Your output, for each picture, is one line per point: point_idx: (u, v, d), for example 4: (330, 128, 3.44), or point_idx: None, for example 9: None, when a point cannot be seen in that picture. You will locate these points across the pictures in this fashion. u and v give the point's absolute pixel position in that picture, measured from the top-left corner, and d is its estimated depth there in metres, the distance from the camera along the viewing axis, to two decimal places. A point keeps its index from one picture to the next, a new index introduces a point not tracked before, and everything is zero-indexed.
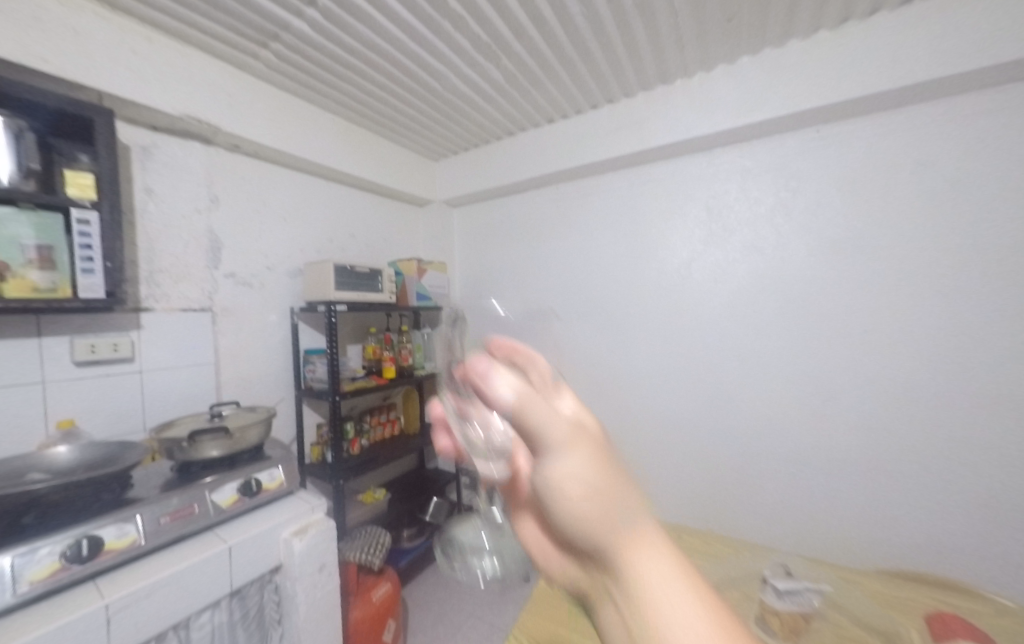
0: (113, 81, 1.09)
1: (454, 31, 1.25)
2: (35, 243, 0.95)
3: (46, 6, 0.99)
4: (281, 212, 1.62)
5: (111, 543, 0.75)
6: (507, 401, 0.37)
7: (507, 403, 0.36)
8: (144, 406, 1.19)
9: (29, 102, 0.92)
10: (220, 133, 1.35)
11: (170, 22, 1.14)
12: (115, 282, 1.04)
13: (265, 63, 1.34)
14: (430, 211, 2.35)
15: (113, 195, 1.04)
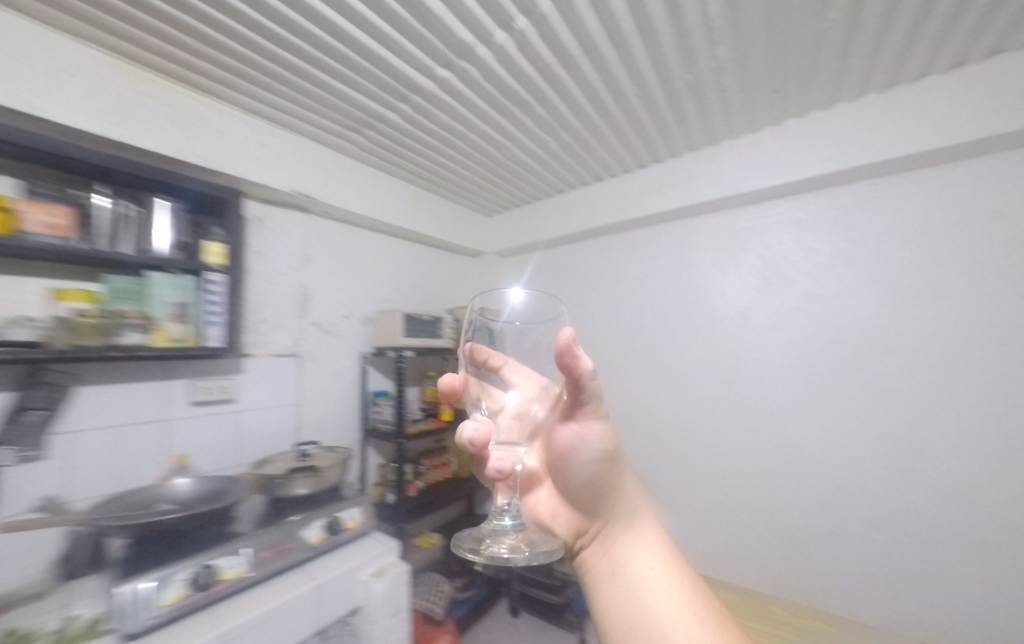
0: (244, 168, 1.33)
1: (521, 113, 1.41)
2: (177, 301, 1.12)
3: (205, 115, 1.25)
4: (358, 267, 1.80)
5: (223, 573, 0.82)
6: (584, 363, 0.46)
7: (585, 364, 0.46)
8: (241, 443, 1.31)
9: (186, 189, 1.14)
10: (317, 203, 1.56)
11: (290, 120, 1.39)
12: (231, 334, 1.21)
13: (356, 145, 1.57)
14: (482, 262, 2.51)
15: (237, 261, 1.23)
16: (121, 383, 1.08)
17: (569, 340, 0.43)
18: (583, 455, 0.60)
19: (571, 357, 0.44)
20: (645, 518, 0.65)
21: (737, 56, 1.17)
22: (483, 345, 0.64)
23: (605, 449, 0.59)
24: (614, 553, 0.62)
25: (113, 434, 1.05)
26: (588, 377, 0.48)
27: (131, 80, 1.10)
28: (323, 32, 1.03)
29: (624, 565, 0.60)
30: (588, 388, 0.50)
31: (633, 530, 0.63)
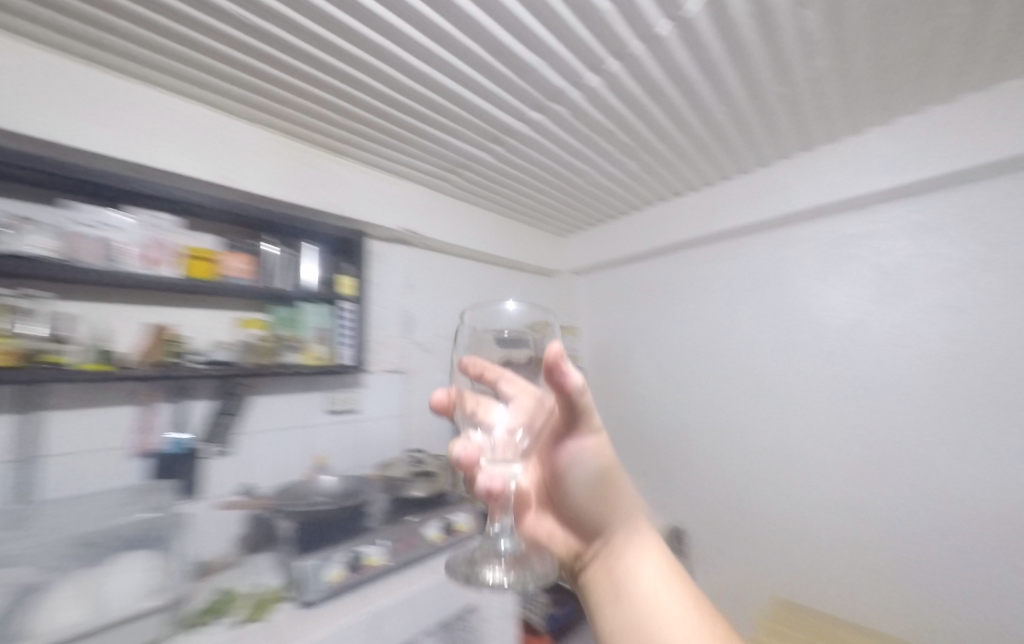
0: (366, 211, 1.55)
1: (604, 142, 1.48)
2: (319, 327, 1.35)
3: (336, 169, 1.47)
4: (449, 291, 1.98)
5: (368, 560, 0.95)
6: (571, 375, 0.42)
7: (572, 375, 0.42)
8: (361, 448, 1.50)
9: (328, 234, 1.38)
10: (418, 237, 1.76)
11: (400, 168, 1.59)
12: (358, 353, 1.41)
13: (451, 184, 1.76)
14: (558, 281, 2.59)
15: (363, 292, 1.45)
16: (279, 394, 1.31)
17: (556, 355, 0.41)
18: (580, 469, 0.57)
19: (560, 376, 0.42)
20: (651, 537, 0.59)
21: (839, 65, 1.13)
22: (479, 356, 0.49)
23: (603, 463, 0.56)
24: (616, 573, 0.56)
25: (274, 436, 1.28)
26: (576, 386, 0.44)
27: (288, 151, 1.35)
28: (437, 98, 1.20)
29: (626, 585, 0.54)
30: (579, 405, 0.47)
31: (640, 548, 0.57)
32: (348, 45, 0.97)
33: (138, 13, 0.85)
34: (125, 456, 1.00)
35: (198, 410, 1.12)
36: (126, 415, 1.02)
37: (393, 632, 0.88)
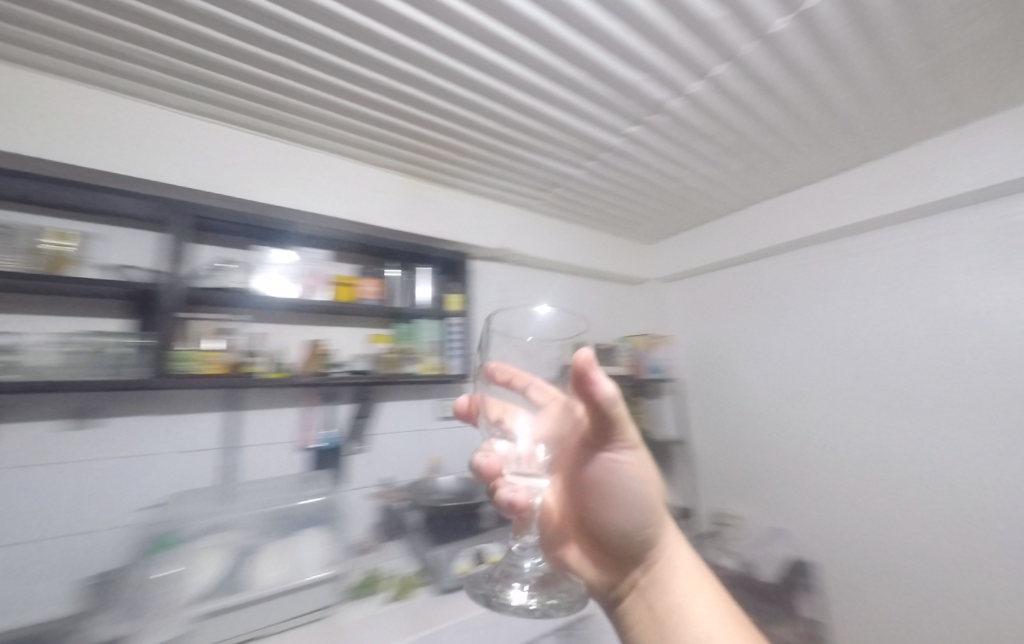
0: (469, 234, 1.65)
1: (704, 142, 1.40)
2: (433, 340, 1.49)
3: (443, 200, 1.60)
4: (540, 304, 2.01)
5: (490, 557, 1.03)
6: (607, 388, 0.38)
7: (608, 389, 0.38)
8: (468, 452, 1.60)
9: (439, 258, 1.53)
10: (512, 255, 1.82)
11: (497, 192, 1.67)
12: (466, 364, 1.51)
13: (543, 201, 1.78)
14: (647, 289, 2.49)
15: (469, 307, 1.57)
16: (397, 402, 1.46)
17: (587, 361, 0.35)
18: (619, 488, 0.50)
19: (591, 384, 0.37)
20: (688, 560, 0.53)
21: (1011, 19, 0.94)
22: (506, 362, 0.56)
23: (646, 478, 0.50)
24: (664, 611, 0.48)
25: (398, 437, 1.44)
26: (612, 401, 0.39)
27: (404, 188, 1.50)
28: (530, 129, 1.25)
29: (677, 624, 0.47)
30: (613, 417, 0.41)
31: (684, 580, 0.51)
32: (452, 85, 1.06)
33: (297, 88, 1.04)
34: (293, 451, 1.22)
35: (343, 412, 1.33)
36: (293, 415, 1.24)
37: (519, 628, 0.93)
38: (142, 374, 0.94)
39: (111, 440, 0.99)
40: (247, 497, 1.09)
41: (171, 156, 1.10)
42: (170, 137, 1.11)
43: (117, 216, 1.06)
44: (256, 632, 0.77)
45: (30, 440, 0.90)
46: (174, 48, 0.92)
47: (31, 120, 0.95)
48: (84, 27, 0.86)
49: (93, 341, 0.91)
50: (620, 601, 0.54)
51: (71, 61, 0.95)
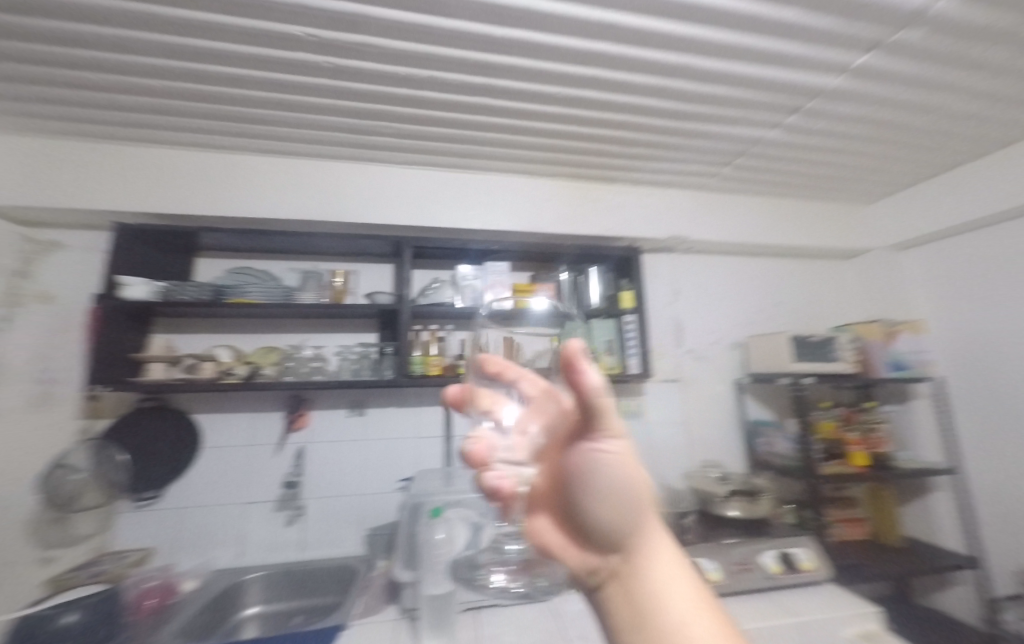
0: (637, 228, 1.51)
1: (983, 46, 0.95)
2: (607, 339, 1.45)
3: (609, 197, 1.51)
4: (721, 292, 1.74)
5: (707, 574, 0.89)
6: (596, 380, 0.43)
7: (598, 381, 0.43)
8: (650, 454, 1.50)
9: (610, 256, 1.49)
10: (685, 242, 1.61)
11: (665, 177, 1.49)
12: (645, 362, 1.41)
13: (722, 177, 1.51)
14: (871, 260, 1.88)
15: (642, 303, 1.47)
16: None
17: (576, 351, 0.42)
18: (598, 475, 0.48)
19: (578, 371, 0.42)
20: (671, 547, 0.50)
21: None
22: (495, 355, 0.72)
23: (625, 461, 0.49)
24: (641, 604, 0.45)
25: None
26: (597, 390, 0.44)
27: (568, 193, 1.47)
28: (699, 101, 1.09)
29: (653, 617, 0.44)
30: (599, 407, 0.45)
31: (663, 567, 0.48)
32: (621, 72, 0.97)
33: (466, 119, 1.13)
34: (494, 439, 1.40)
35: None
36: None
37: None
38: (391, 374, 1.22)
39: (375, 422, 1.32)
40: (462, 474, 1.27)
41: (385, 203, 1.33)
42: (386, 189, 1.34)
43: (367, 254, 1.42)
44: (486, 604, 0.91)
45: (334, 417, 1.29)
46: (403, 115, 1.11)
47: (318, 197, 1.29)
48: (347, 117, 1.12)
49: (363, 353, 1.25)
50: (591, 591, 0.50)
51: (317, 145, 1.24)
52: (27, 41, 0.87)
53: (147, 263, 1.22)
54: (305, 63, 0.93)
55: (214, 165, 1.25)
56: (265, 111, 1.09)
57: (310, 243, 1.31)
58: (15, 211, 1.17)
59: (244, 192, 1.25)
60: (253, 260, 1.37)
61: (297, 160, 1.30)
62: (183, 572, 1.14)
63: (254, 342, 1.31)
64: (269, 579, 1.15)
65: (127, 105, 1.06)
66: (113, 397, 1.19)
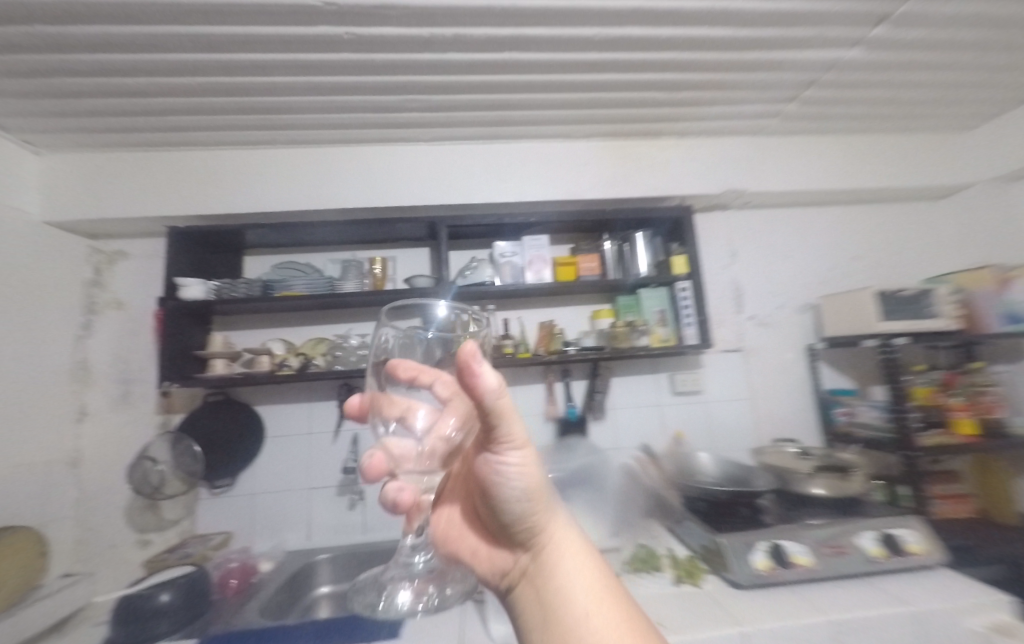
0: (687, 184, 1.38)
1: None
2: (659, 309, 1.35)
3: (653, 154, 1.38)
4: (785, 249, 1.56)
5: (795, 557, 0.80)
6: (494, 385, 0.37)
7: (495, 386, 0.37)
8: (712, 430, 1.40)
9: (660, 220, 1.36)
10: (741, 196, 1.45)
11: (717, 123, 1.33)
12: (704, 332, 1.29)
13: (784, 116, 1.33)
14: (971, 198, 1.61)
15: (698, 267, 1.33)
16: (623, 378, 1.41)
17: (471, 353, 0.35)
18: (500, 486, 0.46)
19: (472, 376, 0.36)
20: (577, 537, 0.53)
21: None
22: (405, 359, 0.48)
23: (528, 468, 0.46)
24: (548, 604, 0.48)
25: (637, 412, 1.39)
26: (494, 400, 0.38)
27: (608, 153, 1.36)
28: (761, 23, 0.94)
29: (562, 616, 0.47)
30: (498, 413, 0.40)
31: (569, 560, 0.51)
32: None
33: (495, 80, 1.05)
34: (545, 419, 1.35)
35: (578, 387, 1.38)
36: (540, 390, 1.37)
37: None
38: None
39: None
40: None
41: (416, 183, 1.29)
42: (418, 169, 1.29)
43: (404, 239, 1.39)
44: None
45: None
46: (429, 85, 1.05)
47: (349, 183, 1.28)
48: (371, 95, 1.08)
49: None
50: (510, 590, 0.52)
51: (345, 130, 1.22)
52: (67, 52, 0.89)
53: (199, 264, 1.27)
54: (325, 38, 0.89)
55: (248, 162, 1.26)
56: (293, 98, 1.07)
57: (347, 231, 1.31)
58: (81, 225, 1.26)
59: (279, 186, 1.26)
60: (295, 255, 1.40)
61: (328, 147, 1.29)
62: (259, 553, 1.20)
63: (303, 335, 1.34)
64: (335, 562, 1.19)
65: (163, 108, 1.08)
66: (182, 392, 1.28)
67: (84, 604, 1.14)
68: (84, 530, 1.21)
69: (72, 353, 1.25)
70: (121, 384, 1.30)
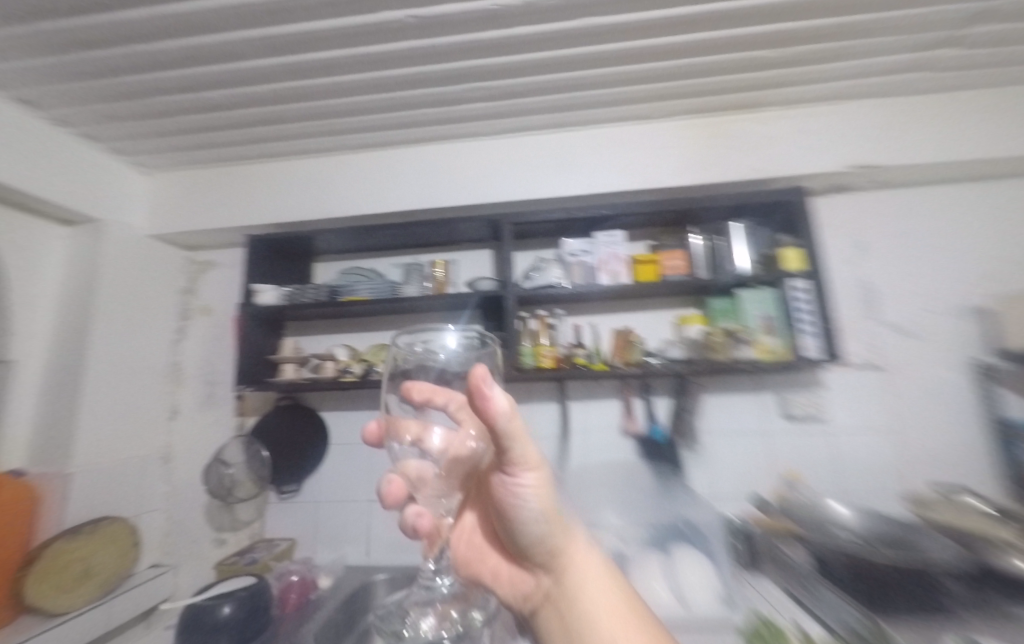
0: (798, 162, 1.14)
1: None
2: (764, 314, 1.12)
3: (754, 129, 1.16)
4: (936, 239, 1.23)
5: None
6: (503, 406, 0.44)
7: (504, 407, 0.43)
8: (836, 467, 1.14)
9: (765, 205, 1.14)
10: (874, 174, 1.17)
11: (840, 84, 1.08)
12: (828, 344, 1.05)
13: (938, 66, 1.04)
14: None
15: (818, 264, 1.09)
16: (717, 397, 1.20)
17: (481, 377, 0.42)
18: (520, 507, 0.56)
19: (484, 399, 0.42)
20: (592, 558, 0.62)
21: None
22: (419, 380, 0.49)
23: (539, 496, 0.55)
24: (568, 620, 0.57)
25: (733, 439, 1.18)
26: (505, 419, 0.45)
27: (696, 133, 1.18)
28: None
29: (582, 633, 0.56)
30: (510, 431, 0.46)
31: (585, 579, 0.60)
32: None
33: (565, 57, 0.94)
34: (622, 438, 1.19)
35: (661, 406, 1.20)
36: (615, 406, 1.21)
37: None
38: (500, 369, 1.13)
39: None
40: (576, 488, 1.15)
41: (479, 180, 1.21)
42: (482, 166, 1.22)
43: (467, 241, 1.32)
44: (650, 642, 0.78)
45: None
46: (493, 68, 0.97)
47: (414, 185, 1.24)
48: (434, 87, 1.02)
49: None
50: (534, 611, 0.61)
51: (409, 129, 1.18)
52: (160, 72, 0.95)
53: (275, 271, 1.31)
54: (389, 26, 0.84)
55: (319, 170, 1.28)
56: (358, 99, 1.05)
57: (411, 234, 1.27)
58: (178, 237, 1.36)
59: (346, 191, 1.25)
60: (362, 261, 1.40)
61: (392, 148, 1.26)
62: (319, 564, 1.18)
63: (367, 342, 1.31)
64: (393, 582, 1.11)
65: (242, 120, 1.12)
66: (256, 396, 1.33)
67: (167, 596, 1.19)
68: (172, 523, 1.28)
69: (168, 355, 1.35)
70: (206, 386, 1.38)
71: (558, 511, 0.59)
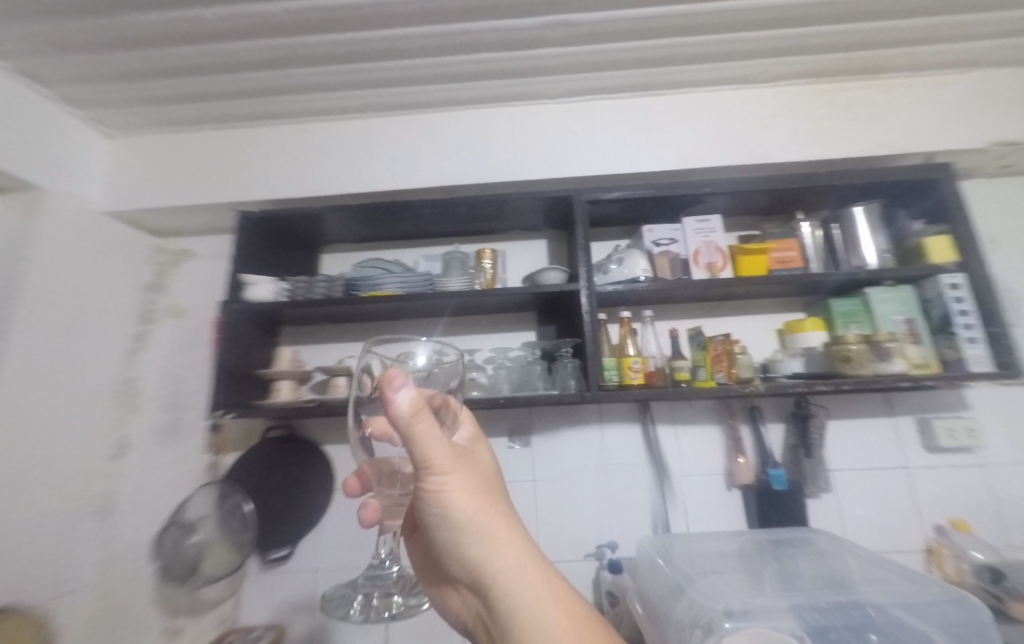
0: (932, 134, 0.98)
1: None
2: (905, 317, 0.91)
3: (876, 100, 1.01)
4: None
5: None
6: (404, 405, 0.33)
7: (404, 408, 0.33)
8: (1003, 512, 0.90)
9: (898, 185, 0.94)
10: (1015, 154, 1.01)
11: (986, 44, 0.94)
12: (1004, 352, 0.83)
13: None
14: None
15: (976, 254, 0.89)
16: (841, 422, 0.96)
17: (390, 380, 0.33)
18: (435, 516, 0.39)
19: (391, 398, 0.33)
20: (545, 594, 0.38)
21: None
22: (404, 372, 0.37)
23: (455, 498, 0.38)
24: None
25: (863, 477, 0.93)
26: (408, 419, 0.34)
27: (806, 101, 1.01)
28: None
29: None
30: (413, 436, 0.34)
31: (531, 619, 0.36)
32: None
33: None
34: (728, 485, 0.93)
35: (774, 434, 0.95)
36: (716, 436, 0.95)
37: None
38: (573, 386, 0.86)
39: (546, 454, 0.96)
40: (685, 562, 0.76)
41: (545, 150, 0.99)
42: (549, 135, 1.00)
43: (521, 228, 1.08)
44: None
45: (493, 450, 0.96)
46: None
47: (460, 155, 0.99)
48: (510, 19, 0.78)
49: (529, 358, 0.91)
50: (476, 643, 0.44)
51: (466, 83, 0.95)
52: None
53: (273, 260, 1.02)
54: None
55: (337, 135, 1.02)
56: (407, 33, 0.80)
57: (452, 216, 1.01)
58: (146, 218, 1.06)
59: (372, 159, 0.99)
60: (381, 251, 1.12)
61: (437, 111, 1.03)
62: None
63: None
64: None
65: (243, 60, 0.84)
66: (238, 423, 1.02)
67: None
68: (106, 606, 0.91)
69: (122, 370, 1.02)
70: (173, 409, 1.05)
71: (479, 506, 0.39)
